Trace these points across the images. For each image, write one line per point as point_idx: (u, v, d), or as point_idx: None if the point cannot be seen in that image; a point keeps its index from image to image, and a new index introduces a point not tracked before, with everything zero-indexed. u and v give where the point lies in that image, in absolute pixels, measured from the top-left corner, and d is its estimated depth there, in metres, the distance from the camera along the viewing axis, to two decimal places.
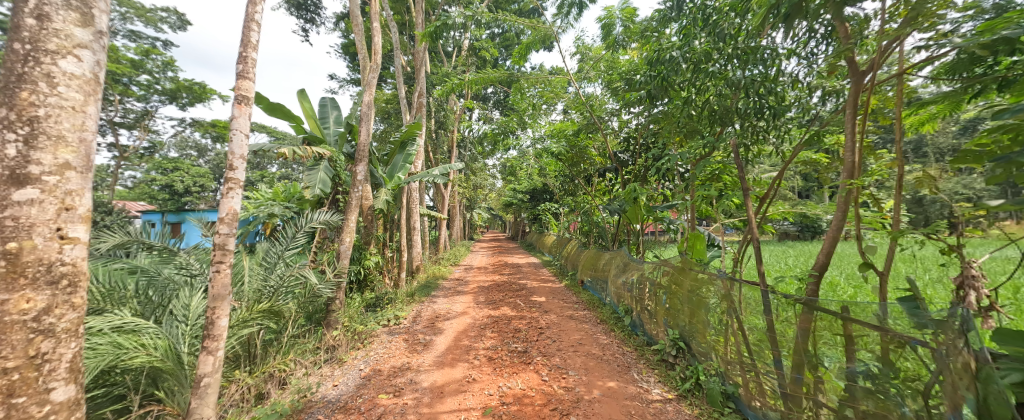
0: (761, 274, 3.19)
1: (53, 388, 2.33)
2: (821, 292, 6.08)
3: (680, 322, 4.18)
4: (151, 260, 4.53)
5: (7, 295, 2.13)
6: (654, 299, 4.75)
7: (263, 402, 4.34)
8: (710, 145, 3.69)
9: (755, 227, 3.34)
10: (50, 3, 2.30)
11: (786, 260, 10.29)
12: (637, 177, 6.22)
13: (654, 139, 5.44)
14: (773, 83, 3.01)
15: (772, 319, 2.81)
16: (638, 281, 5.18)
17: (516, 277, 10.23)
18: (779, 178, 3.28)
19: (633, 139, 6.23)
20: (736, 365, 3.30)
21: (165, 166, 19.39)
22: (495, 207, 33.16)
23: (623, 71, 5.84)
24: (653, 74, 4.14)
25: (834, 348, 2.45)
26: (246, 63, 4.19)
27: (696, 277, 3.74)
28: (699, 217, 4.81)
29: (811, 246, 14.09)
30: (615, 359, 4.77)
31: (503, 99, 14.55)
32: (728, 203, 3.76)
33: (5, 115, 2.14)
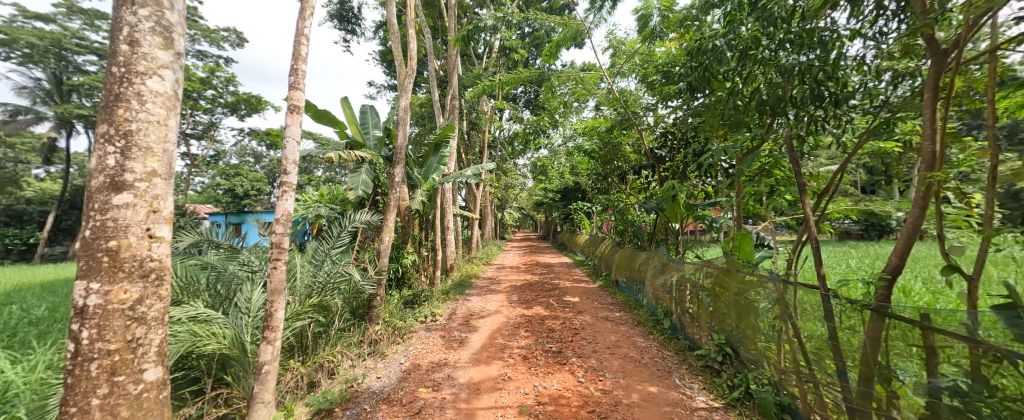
0: (820, 277, 3.04)
1: (146, 369, 2.66)
2: (893, 299, 5.68)
3: (725, 327, 4.05)
4: (219, 256, 5.05)
5: (109, 286, 2.48)
6: (696, 302, 4.61)
7: (314, 391, 4.66)
8: (759, 138, 3.53)
9: (812, 226, 3.20)
10: (139, 29, 2.61)
11: (848, 262, 9.53)
12: (677, 174, 6.06)
13: (694, 133, 5.28)
14: (836, 69, 2.86)
15: (835, 325, 2.69)
16: (678, 282, 5.06)
17: (548, 276, 10.27)
18: (841, 172, 3.09)
19: (673, 134, 6.07)
20: (792, 375, 3.15)
21: (226, 172, 21.12)
22: (527, 207, 33.21)
23: (660, 63, 5.72)
24: (693, 66, 4.04)
25: (909, 361, 2.29)
26: (297, 75, 4.52)
27: (743, 279, 3.65)
28: (747, 215, 4.63)
29: (878, 247, 12.91)
30: (655, 363, 4.69)
31: (533, 98, 14.59)
32: (779, 200, 3.61)
33: (106, 130, 2.48)
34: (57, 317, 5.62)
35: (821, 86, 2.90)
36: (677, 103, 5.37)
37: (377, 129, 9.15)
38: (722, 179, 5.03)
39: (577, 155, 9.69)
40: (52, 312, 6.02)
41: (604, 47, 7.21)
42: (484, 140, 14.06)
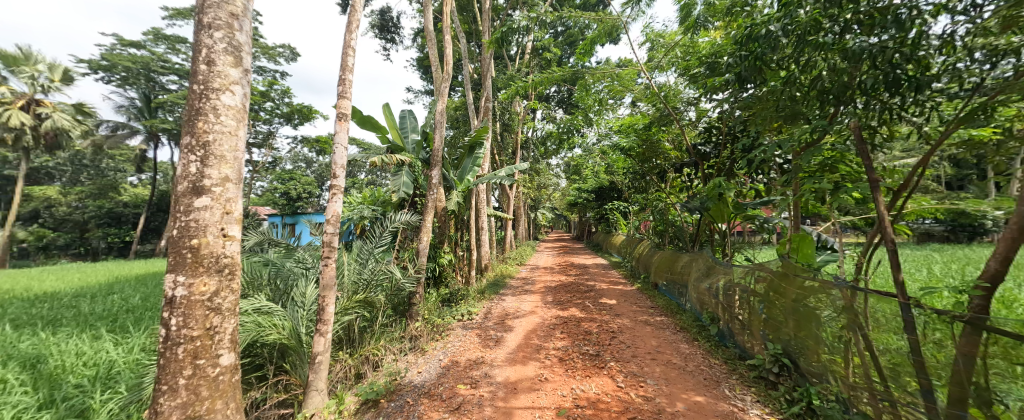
0: (897, 284, 2.83)
1: (221, 355, 2.98)
2: (992, 310, 5.17)
3: (782, 336, 3.77)
4: (278, 255, 5.53)
5: (192, 279, 2.80)
6: (749, 309, 4.36)
7: (361, 382, 4.96)
8: (821, 130, 3.26)
9: (888, 227, 3.00)
10: (214, 50, 2.94)
11: (927, 268, 8.64)
12: (725, 171, 5.83)
13: (743, 127, 5.04)
14: (915, 49, 2.72)
15: (917, 338, 2.51)
16: (725, 286, 4.84)
17: (583, 277, 10.21)
18: (923, 165, 2.88)
19: (718, 129, 5.82)
20: (864, 392, 2.91)
21: (281, 177, 22.70)
22: (560, 207, 32.95)
23: (703, 54, 5.52)
24: (744, 54, 3.86)
25: (1013, 382, 2.08)
26: (345, 85, 4.83)
27: (802, 285, 3.40)
28: (804, 215, 4.41)
29: (966, 252, 11.56)
30: (701, 372, 4.45)
31: (567, 97, 14.52)
32: (844, 197, 3.40)
33: (189, 140, 2.82)
34: (146, 307, 6.34)
35: (900, 69, 2.75)
36: (722, 95, 5.14)
37: (415, 132, 9.48)
38: (777, 176, 4.77)
39: (613, 154, 9.53)
40: (143, 302, 6.79)
41: (641, 42, 7.06)
42: (518, 141, 14.17)
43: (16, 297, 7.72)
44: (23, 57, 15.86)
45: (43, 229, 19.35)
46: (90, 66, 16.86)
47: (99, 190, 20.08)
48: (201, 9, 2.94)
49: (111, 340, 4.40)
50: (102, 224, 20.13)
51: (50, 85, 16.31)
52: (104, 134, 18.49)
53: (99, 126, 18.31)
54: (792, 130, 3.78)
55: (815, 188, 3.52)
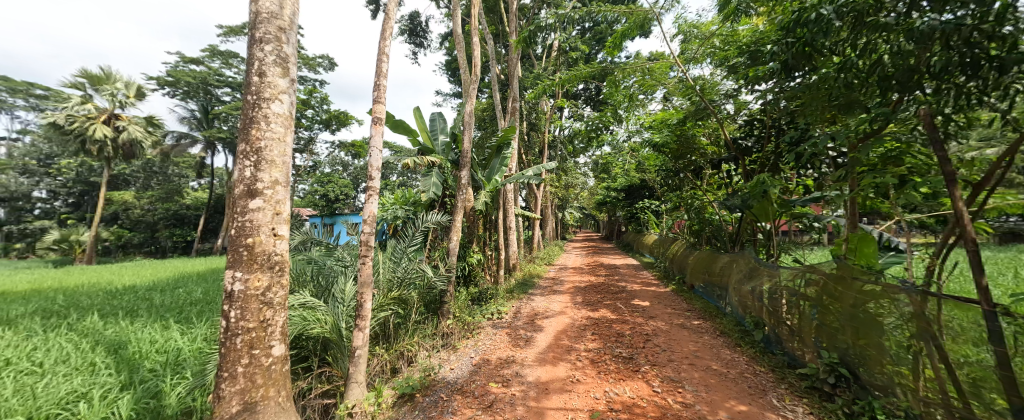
0: (980, 289, 2.64)
1: (272, 346, 3.19)
2: None
3: (839, 344, 3.51)
4: (320, 253, 5.85)
5: (248, 274, 3.05)
6: (800, 315, 4.09)
7: (396, 376, 5.19)
8: (884, 118, 3.20)
9: (968, 225, 2.78)
10: (265, 62, 3.18)
11: (1001, 273, 7.88)
12: (770, 166, 5.57)
13: (790, 119, 4.79)
14: (999, 24, 2.47)
15: (1005, 350, 2.33)
16: (770, 290, 4.62)
17: (614, 277, 10.09)
18: (1008, 158, 2.68)
19: (761, 121, 5.55)
20: (937, 406, 2.72)
21: (320, 179, 23.74)
22: (589, 207, 32.38)
23: (744, 43, 5.31)
24: (792, 41, 3.77)
25: None
26: (380, 90, 5.05)
27: (862, 289, 3.21)
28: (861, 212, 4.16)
29: None
30: (744, 379, 4.25)
31: (595, 94, 14.34)
32: (911, 193, 3.18)
33: (244, 147, 3.08)
34: (207, 300, 6.88)
35: (977, 48, 2.55)
36: (766, 85, 4.92)
37: (445, 134, 9.71)
38: (830, 170, 4.51)
39: (644, 151, 9.32)
40: (205, 295, 7.40)
41: (674, 33, 6.86)
42: (545, 140, 14.12)
43: (100, 290, 8.61)
44: (105, 77, 17.57)
45: (122, 229, 21.33)
46: (157, 82, 18.54)
47: (166, 194, 22.05)
48: (254, 25, 3.19)
49: (179, 329, 4.86)
50: (168, 224, 21.90)
51: (125, 100, 17.85)
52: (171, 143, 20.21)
53: (166, 136, 20.12)
54: (849, 121, 3.61)
55: (875, 182, 3.35)
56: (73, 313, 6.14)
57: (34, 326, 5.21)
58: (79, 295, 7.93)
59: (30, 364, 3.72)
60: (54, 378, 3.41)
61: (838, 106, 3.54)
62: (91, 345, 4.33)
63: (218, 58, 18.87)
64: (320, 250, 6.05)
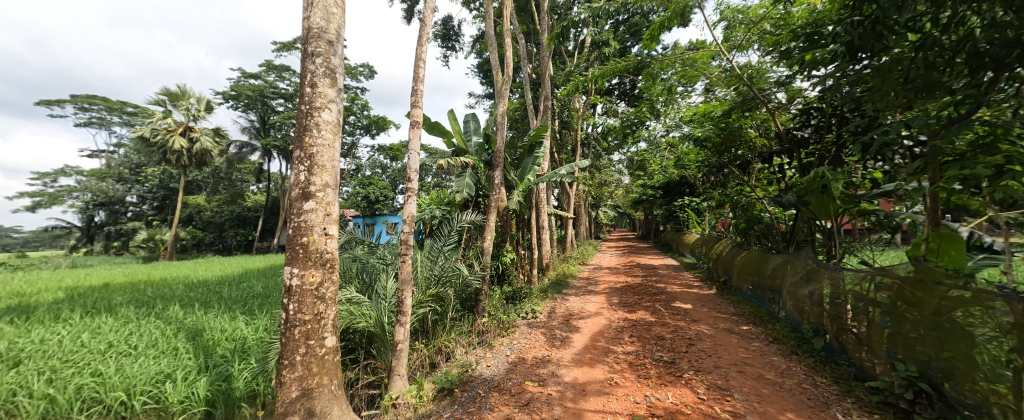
0: None
1: (324, 338, 3.39)
2: None
3: (917, 356, 3.20)
4: (363, 251, 6.14)
5: (303, 271, 3.26)
6: (867, 321, 3.71)
7: (435, 370, 5.36)
8: (974, 102, 2.92)
9: None
10: (316, 74, 3.39)
11: None
12: (831, 158, 5.12)
13: (854, 107, 4.40)
14: None
15: None
16: (831, 294, 4.23)
17: (650, 277, 9.83)
18: None
19: (819, 109, 5.07)
20: None
21: (360, 181, 24.78)
22: (624, 206, 31.44)
23: (799, 26, 4.94)
24: (859, 19, 3.55)
25: None
26: (417, 95, 5.23)
27: (948, 296, 2.96)
28: (943, 210, 3.77)
29: None
30: (800, 389, 3.99)
31: (629, 90, 13.96)
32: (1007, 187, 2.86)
33: (299, 153, 3.31)
34: (265, 294, 7.46)
35: None
36: (825, 71, 4.57)
37: (477, 134, 9.86)
38: (905, 162, 4.10)
39: (683, 146, 8.97)
40: (265, 289, 8.01)
41: (716, 20, 6.51)
42: (578, 138, 13.90)
43: (180, 283, 9.59)
44: (182, 94, 19.47)
45: (195, 229, 23.51)
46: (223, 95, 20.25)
47: (231, 197, 24.01)
48: (307, 40, 3.42)
49: (245, 319, 5.34)
50: (233, 225, 23.84)
51: (197, 113, 19.39)
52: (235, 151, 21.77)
53: (230, 145, 21.62)
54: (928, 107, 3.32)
55: (958, 175, 3.05)
56: (159, 303, 6.90)
57: (130, 313, 5.94)
58: (160, 287, 8.89)
59: (127, 347, 4.32)
60: (145, 359, 3.97)
61: (913, 91, 3.28)
62: (174, 331, 4.88)
63: (274, 73, 20.30)
64: (363, 248, 6.34)
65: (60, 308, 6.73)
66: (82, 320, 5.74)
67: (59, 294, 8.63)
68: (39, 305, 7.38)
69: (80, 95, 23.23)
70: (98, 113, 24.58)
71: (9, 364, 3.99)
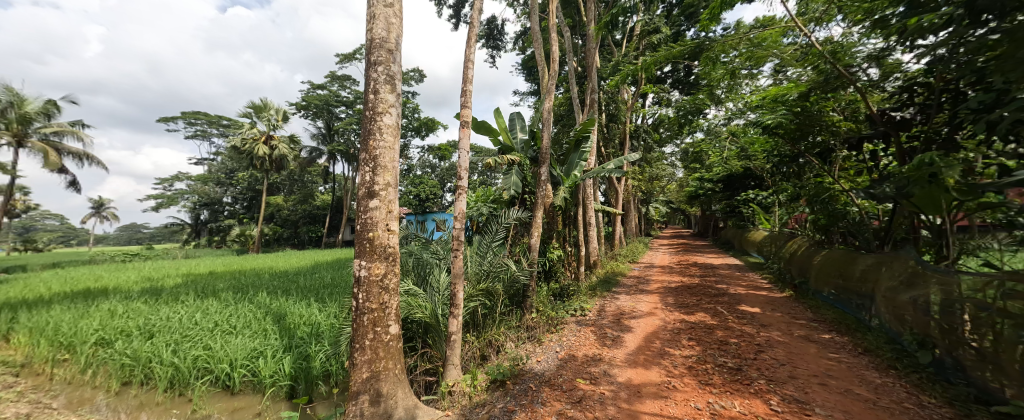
0: None
1: (389, 325, 3.54)
2: None
3: None
4: (417, 246, 6.35)
5: (370, 263, 3.43)
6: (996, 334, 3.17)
7: (486, 362, 5.44)
8: None
9: None
10: (378, 81, 3.53)
11: None
12: (941, 141, 4.42)
13: (970, 81, 3.77)
14: None
15: None
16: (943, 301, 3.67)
17: (710, 276, 9.22)
18: None
19: (924, 85, 4.41)
20: None
21: (413, 181, 25.74)
22: (678, 200, 29.73)
23: None
24: None
25: None
26: (467, 95, 5.29)
27: None
28: None
29: None
30: (900, 408, 3.53)
31: (684, 78, 13.12)
32: None
33: (365, 155, 3.47)
34: (331, 283, 8.25)
35: None
36: (936, 38, 3.97)
37: (524, 131, 9.83)
38: None
39: (748, 135, 8.27)
40: (333, 279, 8.79)
41: None
42: (626, 131, 13.29)
43: (267, 272, 10.79)
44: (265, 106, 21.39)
45: (276, 226, 26.07)
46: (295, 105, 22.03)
47: (302, 197, 26.17)
48: (370, 50, 3.58)
49: (318, 305, 6.15)
50: (306, 222, 26.03)
51: (277, 123, 21.39)
52: (306, 156, 23.68)
53: (302, 150, 23.63)
54: None
55: None
56: (250, 289, 7.91)
57: (230, 297, 7.02)
58: (248, 276, 10.15)
59: (228, 327, 5.41)
60: (241, 338, 4.96)
61: None
62: (263, 314, 5.88)
63: (337, 82, 21.77)
64: (418, 244, 6.55)
65: (177, 291, 8.01)
66: (194, 301, 6.93)
67: (177, 279, 10.23)
68: (164, 288, 8.86)
69: (188, 112, 26.68)
70: (198, 127, 27.95)
71: (146, 336, 5.30)
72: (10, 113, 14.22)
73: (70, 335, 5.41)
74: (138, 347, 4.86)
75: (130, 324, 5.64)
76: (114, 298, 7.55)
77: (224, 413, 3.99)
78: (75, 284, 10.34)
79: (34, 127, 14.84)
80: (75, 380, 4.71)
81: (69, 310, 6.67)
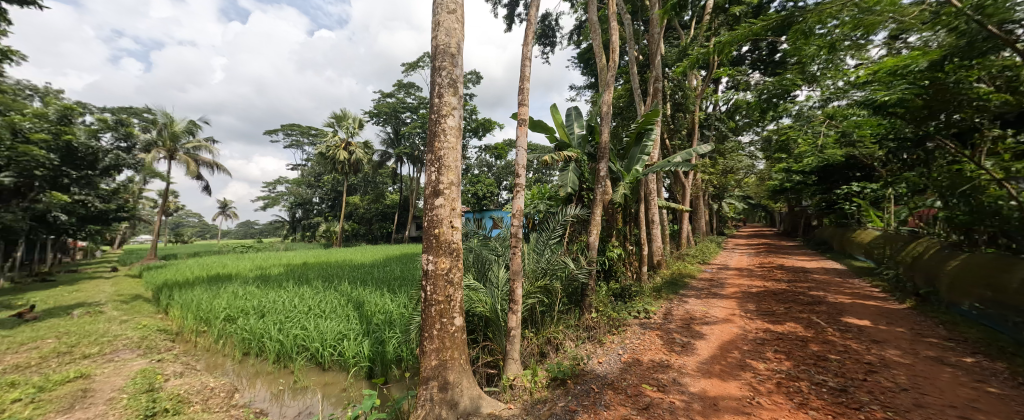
0: None
1: (454, 317, 3.47)
2: None
3: None
4: (477, 243, 6.32)
5: (436, 257, 3.39)
6: None
7: (545, 360, 5.23)
8: None
9: None
10: (441, 85, 3.47)
11: None
12: None
13: None
14: None
15: None
16: None
17: (799, 282, 8.09)
18: None
19: None
20: None
21: (471, 180, 26.19)
22: (757, 196, 26.84)
23: None
24: None
25: None
26: (524, 93, 5.10)
27: None
28: None
29: None
30: None
31: (764, 58, 11.70)
32: None
33: (430, 157, 3.45)
34: (403, 274, 8.72)
35: None
36: None
37: (581, 127, 9.45)
38: None
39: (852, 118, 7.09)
40: (402, 271, 9.28)
41: None
42: (695, 120, 12.21)
43: (347, 264, 11.73)
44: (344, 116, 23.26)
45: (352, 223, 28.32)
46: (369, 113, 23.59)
47: (374, 197, 28.04)
48: (434, 56, 3.55)
49: (391, 295, 6.51)
50: (378, 219, 27.89)
51: (354, 131, 23.11)
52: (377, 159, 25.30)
53: (374, 153, 25.33)
54: None
55: None
56: (335, 278, 8.67)
57: (320, 285, 7.79)
58: (334, 266, 11.17)
59: (319, 311, 6.00)
60: (330, 321, 5.46)
61: None
62: (345, 301, 6.41)
63: (402, 90, 22.94)
64: (477, 240, 6.51)
65: (281, 278, 9.10)
66: (294, 287, 7.84)
67: (280, 267, 11.62)
68: (271, 274, 10.15)
69: (286, 124, 29.75)
70: (293, 137, 31.25)
71: (259, 315, 6.17)
72: (165, 132, 17.02)
73: (207, 312, 6.59)
74: (254, 324, 5.66)
75: (248, 305, 6.62)
76: (235, 283, 8.83)
77: (318, 387, 4.49)
78: (209, 269, 12.33)
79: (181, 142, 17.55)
80: (211, 348, 5.69)
81: (204, 292, 8.02)
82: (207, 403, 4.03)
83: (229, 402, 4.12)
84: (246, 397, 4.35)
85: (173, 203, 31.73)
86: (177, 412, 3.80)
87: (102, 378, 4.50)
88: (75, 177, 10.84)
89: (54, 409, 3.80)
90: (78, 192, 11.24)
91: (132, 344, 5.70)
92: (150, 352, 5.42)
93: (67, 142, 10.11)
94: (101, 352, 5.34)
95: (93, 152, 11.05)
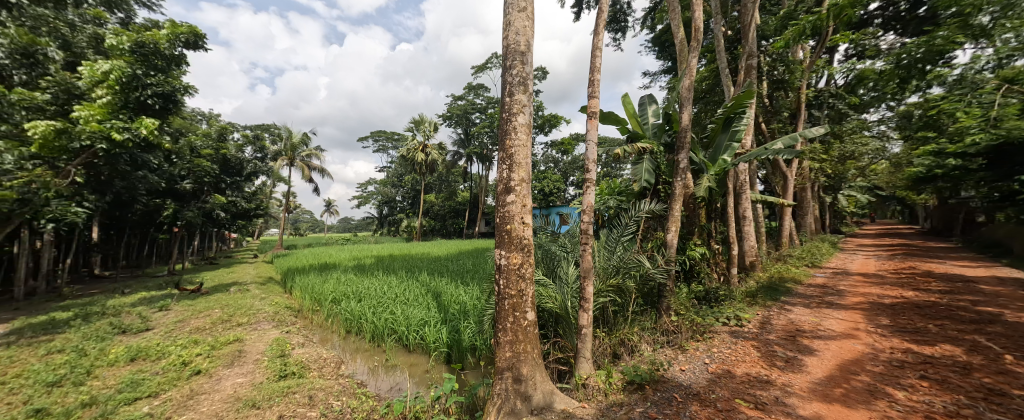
0: None
1: (527, 311, 3.24)
2: None
3: None
4: (545, 239, 6.03)
5: (508, 252, 3.18)
6: None
7: (620, 362, 4.77)
8: None
9: None
10: (511, 83, 3.24)
11: None
12: None
13: None
14: None
15: None
16: None
17: (951, 295, 6.41)
18: None
19: None
20: None
21: (538, 176, 25.95)
22: (881, 187, 22.41)
23: None
24: None
25: None
26: (596, 85, 4.66)
27: None
28: None
29: None
30: None
31: (902, 16, 9.59)
32: None
33: (501, 155, 3.24)
34: (479, 267, 8.79)
35: None
36: None
37: (656, 116, 8.62)
38: None
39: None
40: (475, 265, 9.38)
41: None
42: (800, 98, 10.51)
43: (426, 257, 12.26)
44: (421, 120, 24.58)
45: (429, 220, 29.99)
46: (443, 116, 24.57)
47: (447, 196, 29.22)
48: (505, 56, 3.32)
49: (465, 287, 6.53)
50: (451, 216, 29.01)
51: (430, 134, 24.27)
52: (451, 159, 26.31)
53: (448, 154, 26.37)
54: None
55: None
56: (415, 270, 9.03)
57: (405, 275, 8.15)
58: (416, 259, 11.75)
59: (404, 299, 6.20)
60: (414, 308, 5.60)
61: None
62: (425, 291, 6.56)
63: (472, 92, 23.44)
64: (545, 237, 6.21)
65: (372, 268, 9.77)
66: (383, 276, 8.33)
67: (371, 258, 12.59)
68: (364, 264, 11.03)
69: (374, 131, 32.43)
70: (379, 143, 33.99)
71: (357, 299, 6.59)
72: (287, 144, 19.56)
73: (319, 292, 7.28)
74: (354, 306, 6.02)
75: (348, 289, 7.14)
76: (336, 271, 9.73)
77: (404, 367, 4.61)
78: (316, 258, 13.92)
79: (300, 152, 20.07)
80: (323, 324, 6.23)
81: (311, 277, 8.95)
82: (322, 370, 4.34)
83: (338, 372, 4.37)
84: (350, 369, 4.60)
85: (292, 202, 36.93)
86: (302, 374, 4.15)
87: (252, 343, 5.14)
88: (230, 182, 12.79)
89: (222, 363, 4.43)
90: (230, 194, 13.27)
91: (270, 316, 6.48)
92: (284, 324, 6.10)
93: (223, 155, 12.20)
94: (248, 322, 6.13)
95: (241, 162, 12.98)
